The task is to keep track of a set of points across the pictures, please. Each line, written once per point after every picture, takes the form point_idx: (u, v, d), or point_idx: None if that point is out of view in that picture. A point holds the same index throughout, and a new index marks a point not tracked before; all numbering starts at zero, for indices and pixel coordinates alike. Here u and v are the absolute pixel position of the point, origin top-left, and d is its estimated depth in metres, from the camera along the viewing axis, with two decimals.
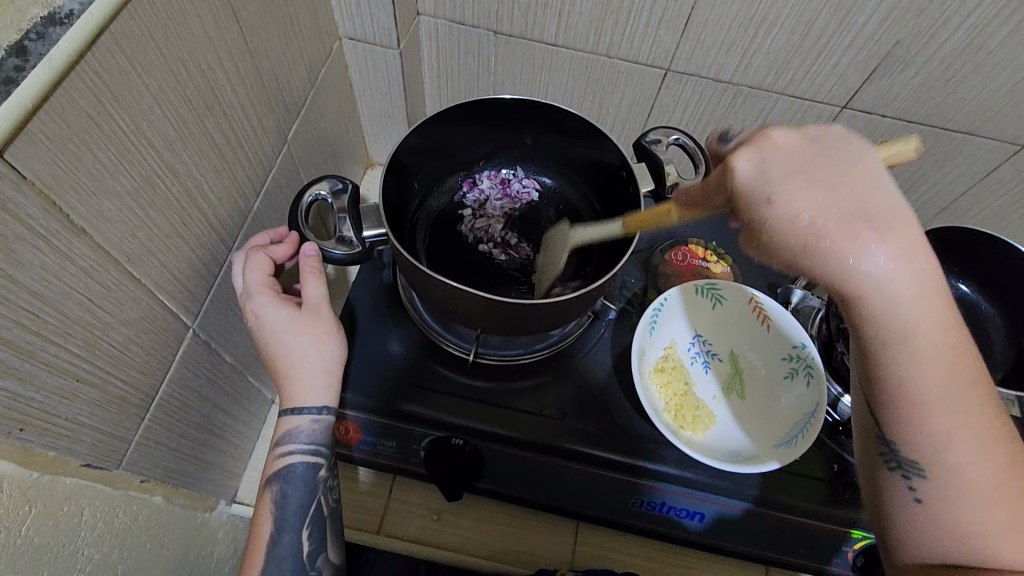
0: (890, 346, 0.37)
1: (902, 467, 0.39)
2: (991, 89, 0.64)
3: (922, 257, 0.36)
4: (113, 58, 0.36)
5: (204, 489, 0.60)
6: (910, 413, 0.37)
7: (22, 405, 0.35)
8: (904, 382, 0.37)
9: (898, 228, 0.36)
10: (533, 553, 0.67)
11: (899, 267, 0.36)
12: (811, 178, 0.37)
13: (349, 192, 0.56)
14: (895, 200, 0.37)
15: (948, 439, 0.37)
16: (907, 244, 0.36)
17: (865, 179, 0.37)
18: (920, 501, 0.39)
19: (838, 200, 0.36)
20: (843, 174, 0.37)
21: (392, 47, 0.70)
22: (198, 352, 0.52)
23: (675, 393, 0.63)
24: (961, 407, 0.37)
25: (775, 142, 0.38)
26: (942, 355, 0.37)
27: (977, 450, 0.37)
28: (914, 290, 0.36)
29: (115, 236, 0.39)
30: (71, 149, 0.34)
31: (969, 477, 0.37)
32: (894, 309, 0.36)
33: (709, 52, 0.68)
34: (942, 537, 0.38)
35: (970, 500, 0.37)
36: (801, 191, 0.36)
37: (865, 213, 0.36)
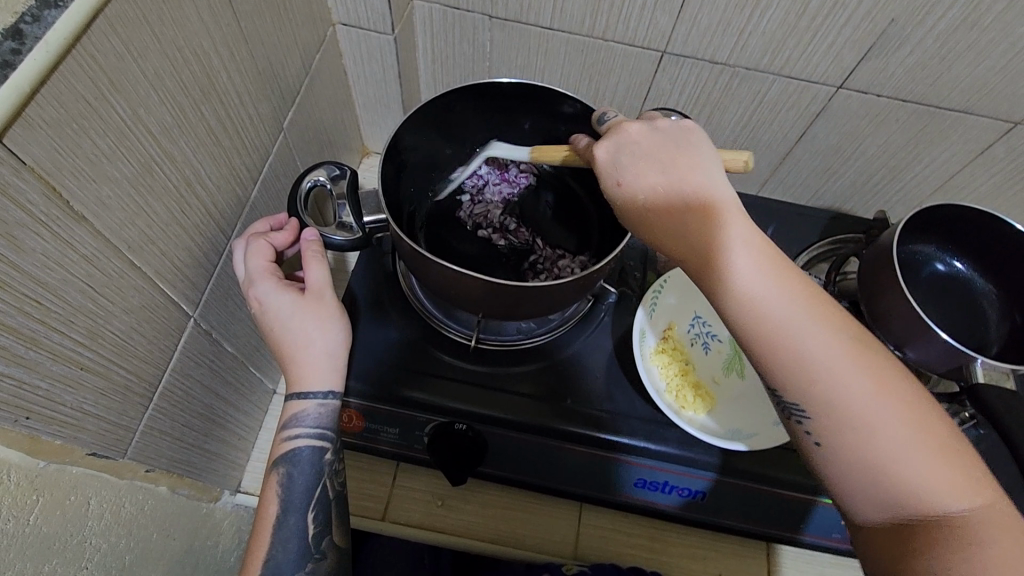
0: (726, 302, 0.40)
1: (790, 413, 0.40)
2: (986, 66, 0.64)
3: (740, 220, 0.41)
4: (109, 42, 0.36)
5: (209, 479, 0.60)
6: (773, 357, 0.39)
7: (27, 393, 0.35)
8: (755, 329, 0.39)
9: (703, 196, 0.42)
10: (538, 536, 0.68)
11: (718, 230, 0.41)
12: (655, 161, 0.44)
13: (348, 177, 0.56)
14: (708, 174, 0.43)
15: (814, 372, 0.38)
16: (721, 210, 0.41)
17: (686, 162, 0.44)
18: (817, 443, 0.39)
19: (666, 180, 0.43)
20: (667, 157, 0.44)
21: (386, 33, 0.69)
22: (200, 342, 0.52)
23: (675, 373, 0.63)
24: (811, 338, 0.39)
25: (630, 133, 0.46)
26: (784, 297, 0.39)
27: (844, 377, 0.38)
28: (739, 246, 0.40)
29: (115, 224, 0.39)
30: (69, 134, 0.34)
31: (847, 405, 0.38)
32: (726, 262, 0.40)
33: (704, 33, 0.68)
34: (852, 472, 0.38)
35: (862, 429, 0.37)
36: (641, 173, 0.44)
37: (680, 186, 0.43)
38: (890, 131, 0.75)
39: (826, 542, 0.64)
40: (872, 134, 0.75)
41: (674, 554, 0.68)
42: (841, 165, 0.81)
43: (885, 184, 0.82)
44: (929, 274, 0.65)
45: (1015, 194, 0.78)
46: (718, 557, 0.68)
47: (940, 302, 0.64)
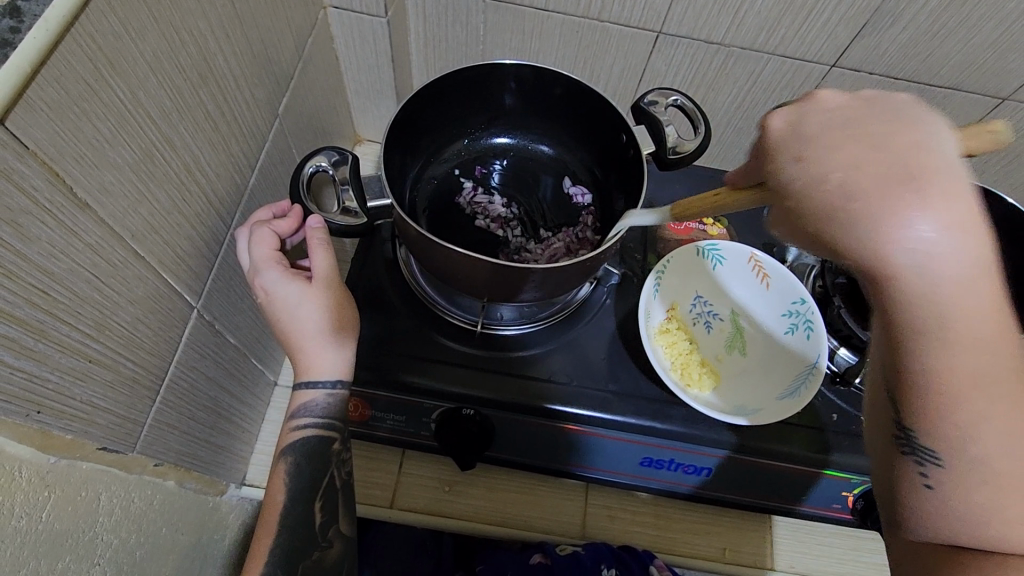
0: (918, 322, 0.32)
1: (916, 452, 0.35)
2: (976, 42, 0.65)
3: (977, 230, 0.31)
4: (107, 22, 0.34)
5: (215, 473, 0.59)
6: (942, 397, 0.33)
7: (38, 387, 0.34)
8: (935, 360, 0.32)
9: (944, 187, 0.31)
10: (546, 517, 0.68)
11: (948, 239, 0.31)
12: (864, 137, 0.33)
13: (349, 162, 0.55)
14: (949, 158, 0.32)
15: (978, 426, 0.32)
16: (958, 212, 0.31)
17: (911, 138, 0.33)
18: (930, 488, 0.34)
19: (885, 157, 0.32)
20: (881, 133, 0.33)
21: (379, 16, 0.68)
22: (203, 333, 0.51)
23: (678, 353, 0.64)
24: (999, 393, 0.32)
25: (822, 104, 0.36)
26: (984, 336, 0.32)
27: (1012, 439, 0.32)
28: (960, 263, 0.31)
29: (118, 212, 0.38)
30: (71, 117, 0.33)
31: (999, 469, 0.32)
32: (938, 282, 0.31)
33: (700, 13, 0.68)
34: (956, 521, 0.34)
35: (998, 490, 0.32)
36: (837, 148, 0.33)
37: (904, 171, 0.32)
38: None
39: (827, 512, 0.66)
40: None
41: (679, 530, 0.69)
42: None
43: None
44: None
45: (1001, 168, 0.80)
46: (722, 531, 0.69)
47: None
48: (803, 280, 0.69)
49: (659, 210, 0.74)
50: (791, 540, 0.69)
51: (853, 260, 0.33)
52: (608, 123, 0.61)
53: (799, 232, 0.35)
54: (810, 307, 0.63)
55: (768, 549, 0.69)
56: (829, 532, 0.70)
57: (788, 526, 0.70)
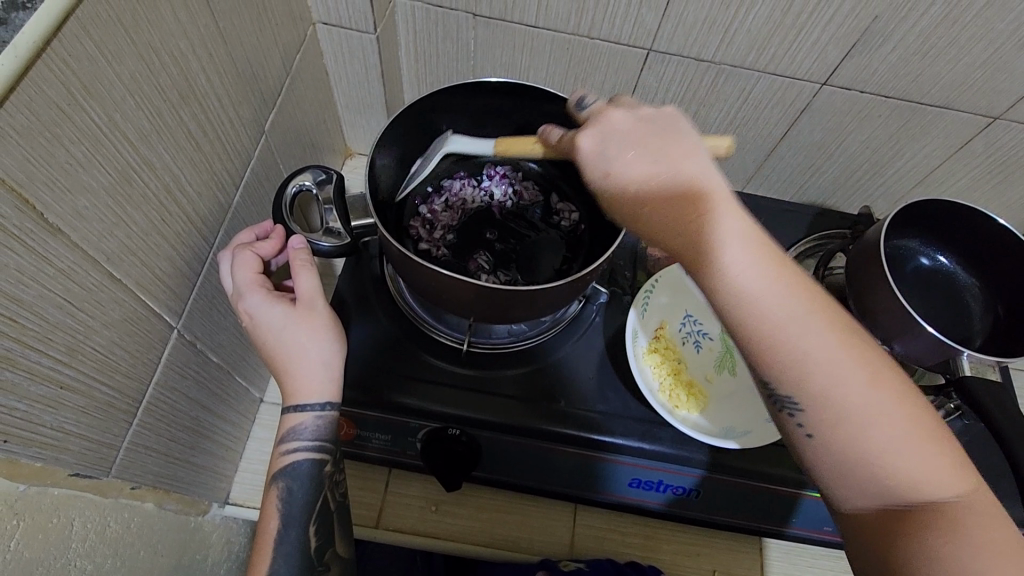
0: (727, 292, 0.38)
1: (783, 405, 0.39)
2: (966, 62, 0.65)
3: (732, 210, 0.40)
4: (81, 46, 0.34)
5: (197, 493, 0.59)
6: (772, 352, 0.38)
7: (5, 416, 0.33)
8: (749, 314, 0.38)
9: (699, 184, 0.41)
10: (534, 538, 0.67)
11: (717, 223, 0.39)
12: (643, 151, 0.42)
13: (334, 182, 0.56)
14: (705, 163, 0.42)
15: (808, 369, 0.37)
16: (717, 202, 0.40)
17: (679, 151, 0.42)
18: (811, 437, 0.38)
19: (660, 168, 0.41)
20: (655, 143, 0.42)
21: (368, 32, 0.68)
22: (184, 354, 0.51)
23: (667, 373, 0.63)
24: (806, 329, 0.37)
25: (613, 122, 0.44)
26: (778, 287, 0.38)
27: (838, 369, 0.37)
28: (733, 235, 0.39)
29: (93, 236, 0.38)
30: (42, 143, 0.32)
31: (842, 400, 0.37)
32: (722, 253, 0.38)
33: (690, 31, 0.68)
34: (848, 463, 0.37)
35: (857, 423, 0.36)
36: (631, 164, 0.42)
37: (676, 176, 0.41)
38: (872, 127, 0.75)
39: (817, 535, 0.65)
40: (855, 130, 0.76)
41: (668, 551, 0.68)
42: (825, 161, 0.81)
43: (867, 179, 0.83)
44: (915, 268, 0.66)
45: (994, 186, 0.80)
46: (711, 552, 0.68)
47: (926, 296, 0.65)
48: None
49: None
50: (783, 562, 0.68)
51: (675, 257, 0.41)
52: None
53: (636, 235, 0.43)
54: None
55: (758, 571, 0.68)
56: (820, 553, 0.69)
57: (779, 547, 0.69)
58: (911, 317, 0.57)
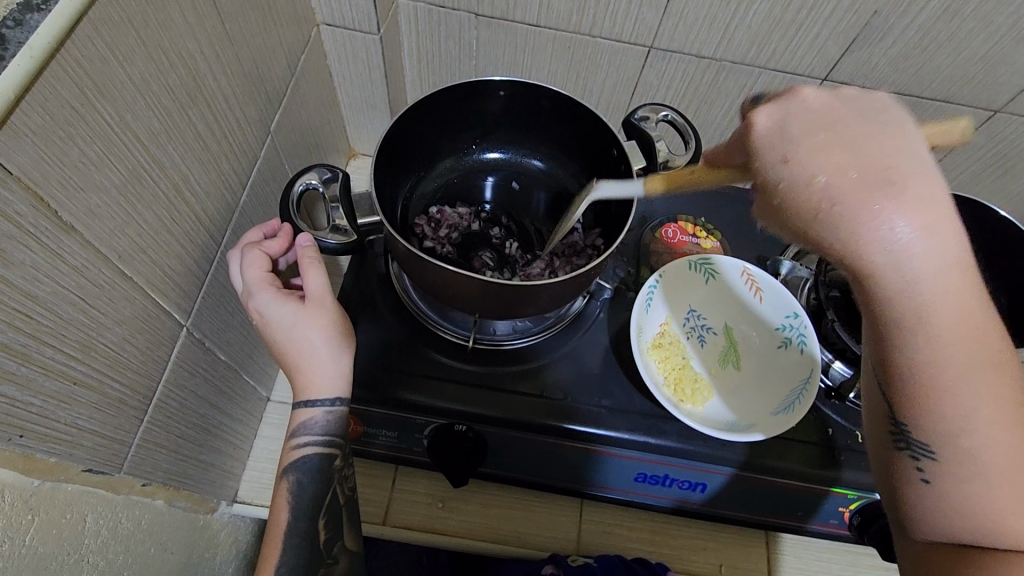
0: (903, 322, 0.34)
1: (910, 446, 0.36)
2: (965, 56, 0.66)
3: (945, 230, 0.33)
4: (93, 47, 0.35)
5: (207, 491, 0.59)
6: (929, 393, 0.34)
7: (20, 411, 0.34)
8: (924, 349, 0.33)
9: (919, 189, 0.33)
10: (540, 534, 0.68)
11: (923, 240, 0.32)
12: (841, 145, 0.34)
13: (339, 181, 0.56)
14: (925, 166, 0.34)
15: (968, 418, 0.34)
16: (929, 216, 0.33)
17: (882, 147, 0.34)
18: (926, 481, 0.36)
19: (860, 162, 0.34)
20: (852, 135, 0.35)
21: (371, 33, 0.68)
22: (192, 351, 0.51)
23: (672, 367, 0.64)
24: (982, 380, 0.33)
25: (805, 102, 0.37)
26: (966, 325, 0.33)
27: (996, 428, 0.33)
28: (939, 261, 0.33)
29: (105, 234, 0.38)
30: (55, 142, 0.33)
31: (987, 458, 0.34)
32: (918, 281, 0.33)
33: (691, 28, 0.68)
34: (955, 517, 0.34)
35: (990, 481, 0.34)
36: (821, 153, 0.34)
37: (881, 177, 0.33)
38: None
39: (824, 529, 0.65)
40: None
41: (674, 546, 0.68)
42: None
43: None
44: None
45: (994, 180, 0.80)
46: (717, 547, 0.68)
47: None
48: (797, 293, 0.70)
49: (652, 224, 0.74)
50: (789, 556, 0.68)
51: (843, 264, 0.34)
52: (600, 137, 0.61)
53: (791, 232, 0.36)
54: (803, 321, 0.63)
55: (765, 565, 0.68)
56: (826, 547, 0.69)
57: (785, 541, 0.69)
58: None
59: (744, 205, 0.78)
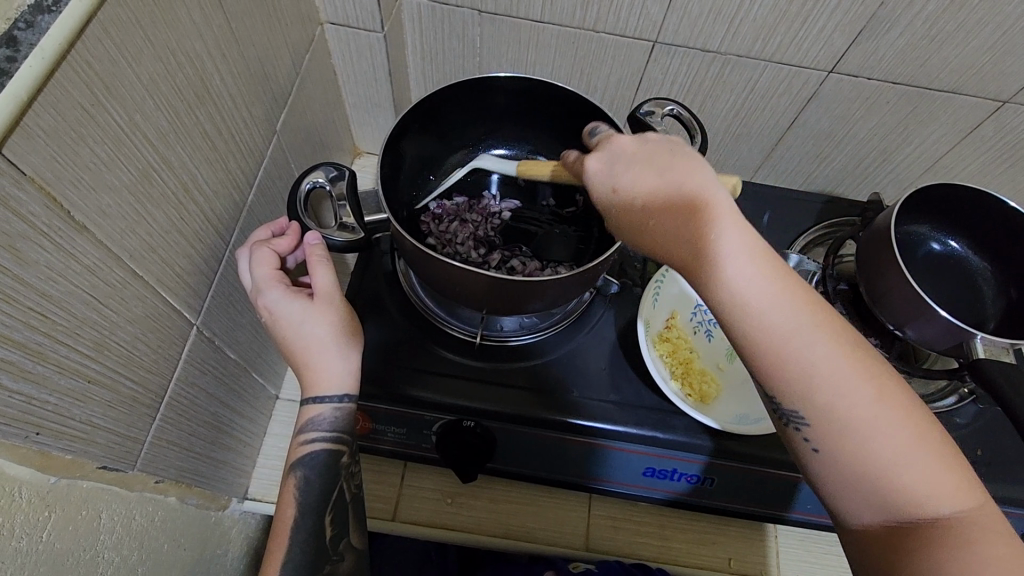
0: (731, 308, 0.39)
1: (789, 420, 0.39)
2: (973, 46, 0.65)
3: (738, 223, 0.39)
4: (103, 47, 0.35)
5: (218, 488, 0.60)
6: (772, 367, 0.39)
7: (37, 408, 0.34)
8: (755, 323, 0.38)
9: (706, 194, 0.40)
10: (549, 528, 0.68)
11: (722, 236, 0.39)
12: (649, 166, 0.42)
13: (346, 178, 0.56)
14: (712, 175, 0.41)
15: (812, 381, 0.38)
16: (725, 216, 0.39)
17: (675, 164, 0.41)
18: (816, 450, 0.38)
19: (659, 181, 0.41)
20: (656, 156, 0.42)
21: (375, 31, 0.69)
22: (203, 349, 0.52)
23: (679, 362, 0.64)
24: (813, 340, 0.38)
25: (620, 144, 0.45)
26: (782, 296, 0.38)
27: (838, 381, 0.37)
28: (739, 249, 0.39)
29: (117, 233, 0.38)
30: (67, 143, 0.33)
31: (846, 413, 0.37)
32: (726, 271, 0.39)
33: (695, 22, 0.68)
34: (850, 476, 0.37)
35: (859, 437, 0.37)
36: (635, 178, 0.43)
37: (678, 188, 0.40)
38: (880, 114, 0.75)
39: (834, 522, 0.65)
40: (863, 118, 0.76)
41: (684, 540, 0.68)
42: (833, 149, 0.81)
43: (876, 167, 0.83)
44: (926, 254, 0.66)
45: (1003, 172, 0.79)
46: (727, 541, 0.68)
47: (939, 281, 0.65)
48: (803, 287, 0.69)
49: None
50: (797, 549, 0.68)
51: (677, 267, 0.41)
52: None
53: (638, 244, 0.43)
54: None
55: (774, 559, 0.68)
56: (835, 541, 0.69)
57: (793, 535, 0.69)
58: (924, 301, 0.57)
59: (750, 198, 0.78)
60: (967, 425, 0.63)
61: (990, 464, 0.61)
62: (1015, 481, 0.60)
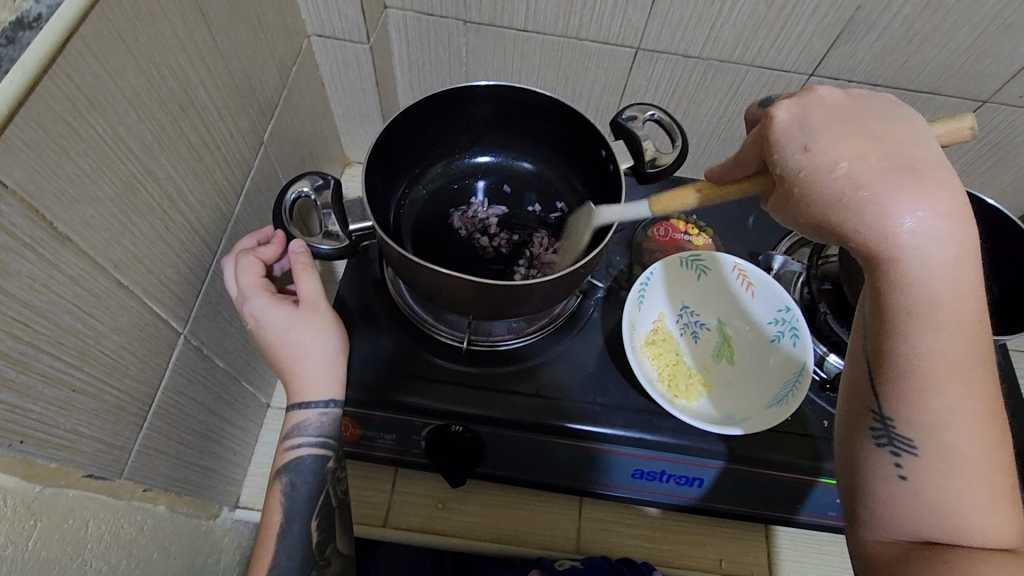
0: (903, 308, 0.35)
1: (892, 440, 0.37)
2: (950, 48, 0.66)
3: (959, 220, 0.34)
4: (85, 62, 0.36)
5: (208, 496, 0.60)
6: (918, 386, 0.35)
7: (20, 417, 0.34)
8: (920, 337, 0.35)
9: (936, 178, 0.35)
10: (540, 532, 0.68)
11: (929, 225, 0.34)
12: (858, 132, 0.37)
13: (331, 187, 0.57)
14: (945, 161, 0.36)
15: (950, 413, 0.35)
16: (945, 203, 0.34)
17: (907, 139, 0.37)
18: (903, 477, 0.36)
19: (886, 150, 0.36)
20: (877, 130, 0.37)
21: (361, 42, 0.70)
22: (190, 358, 0.52)
23: (665, 363, 0.64)
24: (965, 373, 0.34)
25: (820, 98, 0.39)
26: (960, 320, 0.34)
27: (975, 423, 0.35)
28: (944, 254, 0.34)
29: (100, 244, 0.39)
30: (50, 155, 0.34)
31: (965, 454, 0.35)
32: (920, 270, 0.34)
33: (676, 29, 0.69)
34: (923, 509, 0.36)
35: (958, 477, 0.35)
36: (836, 140, 0.37)
37: (907, 166, 0.35)
38: None
39: (822, 521, 0.65)
40: None
41: (675, 542, 0.68)
42: None
43: None
44: None
45: (986, 171, 0.80)
46: (717, 542, 0.68)
47: None
48: (791, 288, 0.70)
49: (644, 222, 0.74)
50: (789, 549, 0.69)
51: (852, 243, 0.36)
52: (589, 139, 0.62)
53: (806, 207, 0.37)
54: (795, 314, 0.63)
55: (765, 559, 0.68)
56: (827, 539, 0.69)
57: (785, 535, 0.69)
58: None
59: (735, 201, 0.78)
60: None
61: None
62: None
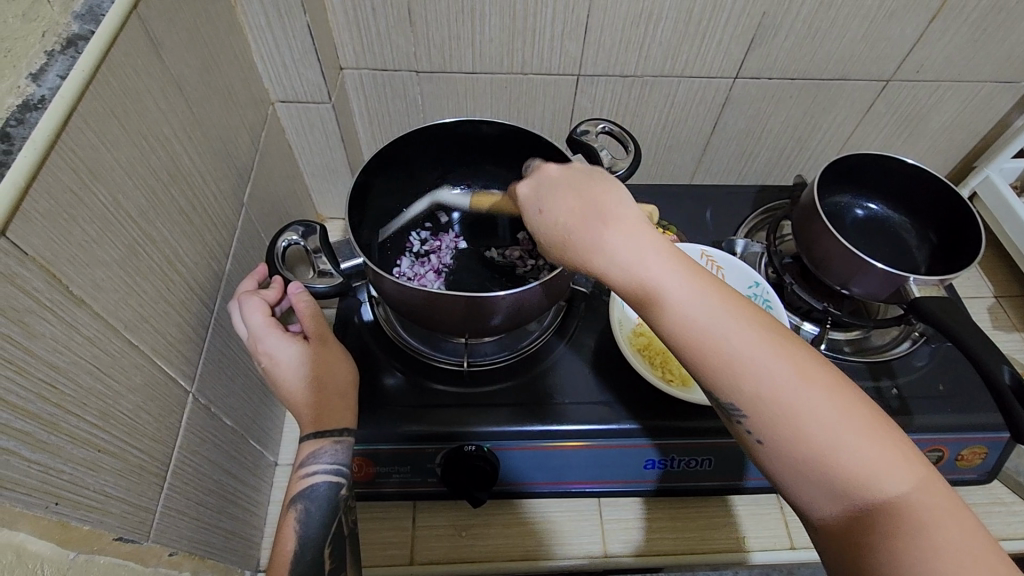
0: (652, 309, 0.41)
1: (731, 415, 0.40)
2: (849, 37, 0.75)
3: (646, 235, 0.43)
4: (85, 137, 0.38)
5: (231, 560, 0.59)
6: (703, 362, 0.40)
7: (53, 478, 0.35)
8: (675, 330, 0.41)
9: (616, 216, 0.44)
10: (567, 542, 0.69)
11: (628, 244, 0.43)
12: (567, 193, 0.46)
13: (317, 232, 0.60)
14: (622, 198, 0.45)
15: (750, 371, 0.39)
16: (630, 227, 0.43)
17: (597, 190, 0.45)
18: (760, 441, 0.39)
19: (582, 204, 0.45)
20: (580, 186, 0.46)
21: (324, 102, 0.74)
22: (201, 417, 0.53)
23: (657, 352, 0.68)
24: (734, 336, 0.39)
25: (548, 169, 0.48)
26: (698, 297, 0.41)
27: (778, 370, 0.38)
28: (649, 258, 0.42)
29: (112, 305, 0.41)
30: (62, 224, 0.36)
31: (791, 402, 0.37)
32: (639, 274, 0.42)
33: (610, 52, 0.76)
34: (803, 467, 0.37)
35: (802, 428, 0.37)
36: (560, 203, 0.46)
37: (595, 211, 0.44)
38: (787, 107, 0.84)
39: None
40: (774, 113, 0.85)
41: (698, 527, 0.70)
42: (755, 145, 0.90)
43: (798, 154, 0.92)
44: (853, 219, 0.73)
45: (905, 140, 0.89)
46: (738, 520, 0.70)
47: (871, 240, 0.71)
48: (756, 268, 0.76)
49: None
50: None
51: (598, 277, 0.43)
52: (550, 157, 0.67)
53: (566, 264, 0.45)
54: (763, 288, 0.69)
55: (784, 528, 0.70)
56: None
57: None
58: (860, 258, 0.63)
59: (691, 199, 0.84)
60: (926, 365, 0.68)
61: (957, 396, 0.65)
62: (982, 406, 0.64)
